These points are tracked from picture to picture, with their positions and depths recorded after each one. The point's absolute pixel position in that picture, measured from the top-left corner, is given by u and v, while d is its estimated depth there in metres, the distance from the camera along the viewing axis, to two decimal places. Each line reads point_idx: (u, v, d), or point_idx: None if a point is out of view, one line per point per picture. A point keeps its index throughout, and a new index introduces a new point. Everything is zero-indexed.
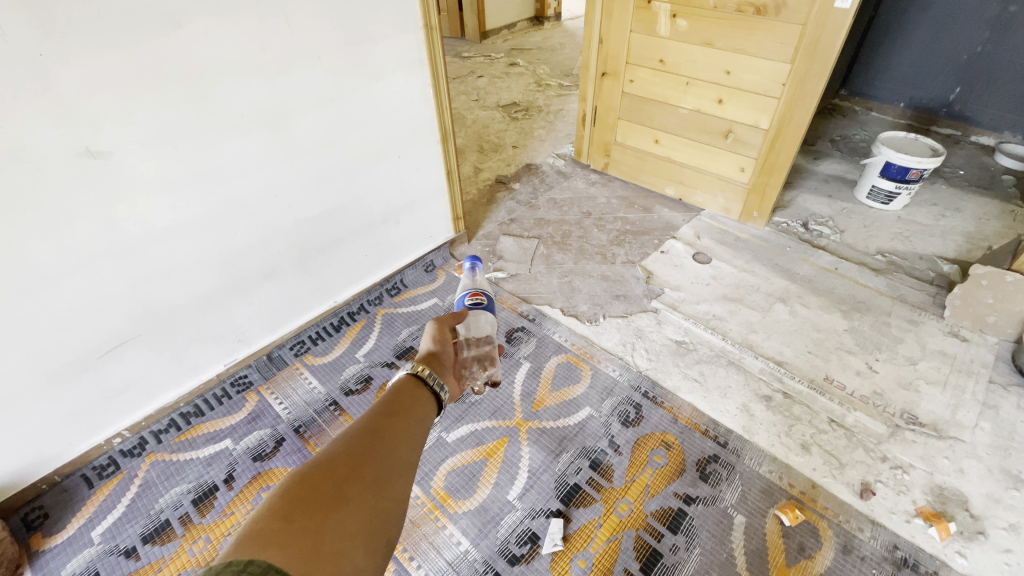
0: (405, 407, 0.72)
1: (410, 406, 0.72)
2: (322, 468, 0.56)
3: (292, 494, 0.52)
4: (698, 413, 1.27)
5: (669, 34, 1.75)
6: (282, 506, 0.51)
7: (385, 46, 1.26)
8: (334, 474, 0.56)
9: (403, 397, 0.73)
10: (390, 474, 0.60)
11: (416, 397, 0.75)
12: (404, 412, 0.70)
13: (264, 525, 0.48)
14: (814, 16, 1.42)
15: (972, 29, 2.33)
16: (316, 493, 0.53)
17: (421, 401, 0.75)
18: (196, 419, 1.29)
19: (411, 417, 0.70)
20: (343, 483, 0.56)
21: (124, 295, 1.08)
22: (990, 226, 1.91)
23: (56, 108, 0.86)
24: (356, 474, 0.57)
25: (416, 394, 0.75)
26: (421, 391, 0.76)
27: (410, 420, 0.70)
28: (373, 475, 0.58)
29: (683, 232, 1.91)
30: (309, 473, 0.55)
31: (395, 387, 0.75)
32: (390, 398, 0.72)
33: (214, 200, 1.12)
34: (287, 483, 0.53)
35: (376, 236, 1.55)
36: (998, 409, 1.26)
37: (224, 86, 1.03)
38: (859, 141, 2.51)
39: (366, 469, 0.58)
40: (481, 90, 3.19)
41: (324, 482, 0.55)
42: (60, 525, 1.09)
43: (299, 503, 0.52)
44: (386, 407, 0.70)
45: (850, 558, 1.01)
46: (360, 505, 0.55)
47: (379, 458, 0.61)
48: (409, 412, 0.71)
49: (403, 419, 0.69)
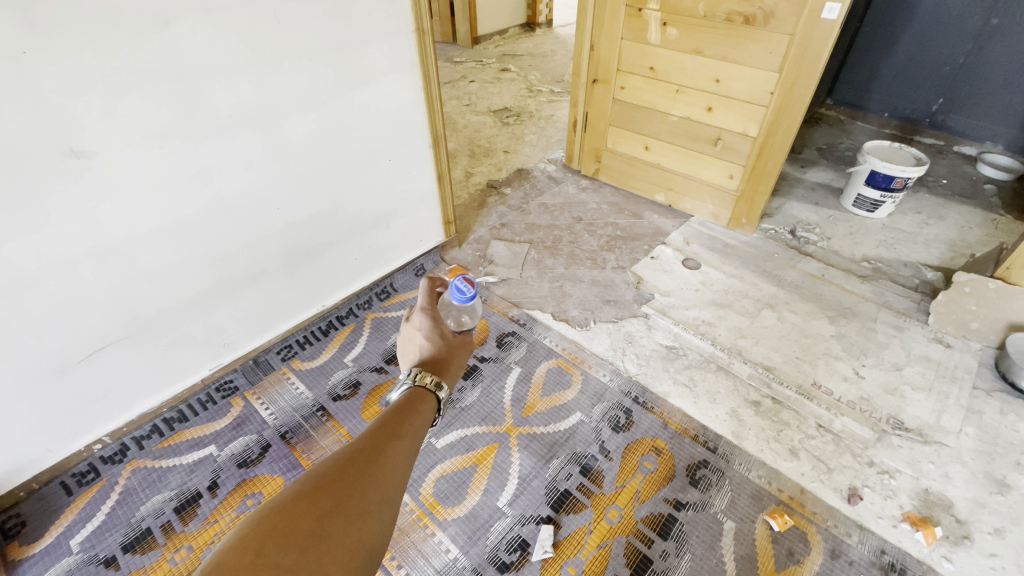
0: (407, 423, 0.69)
1: (412, 425, 0.69)
2: (306, 497, 0.55)
3: (269, 525, 0.51)
4: (688, 418, 1.28)
5: (659, 41, 1.76)
6: (257, 538, 0.49)
7: (378, 49, 1.26)
8: (317, 505, 0.54)
9: (406, 414, 0.70)
10: (377, 507, 0.58)
11: (421, 414, 0.71)
12: (404, 432, 0.67)
13: (235, 557, 0.47)
14: (801, 26, 1.44)
15: (955, 41, 2.39)
16: (295, 527, 0.52)
17: (426, 417, 0.72)
18: (179, 425, 1.26)
19: (412, 437, 0.68)
20: (325, 517, 0.54)
21: (107, 297, 1.05)
22: (973, 234, 1.95)
23: (38, 107, 0.84)
24: (341, 506, 0.55)
25: (421, 408, 0.72)
26: (428, 404, 0.73)
27: (410, 442, 0.67)
28: (358, 508, 0.56)
29: (673, 238, 1.92)
30: (291, 503, 0.54)
31: (401, 400, 0.72)
32: (391, 413, 0.69)
33: (200, 202, 1.11)
34: (267, 512, 0.52)
35: (366, 240, 1.54)
36: (982, 414, 1.28)
37: (213, 86, 1.02)
38: (845, 150, 2.56)
39: (351, 501, 0.56)
40: (473, 94, 3.20)
41: (306, 514, 0.53)
42: (37, 534, 1.06)
43: (275, 537, 0.50)
44: (386, 425, 0.67)
45: (838, 563, 1.01)
46: (340, 541, 0.53)
47: (369, 487, 0.59)
48: (410, 431, 0.68)
49: (402, 442, 0.66)
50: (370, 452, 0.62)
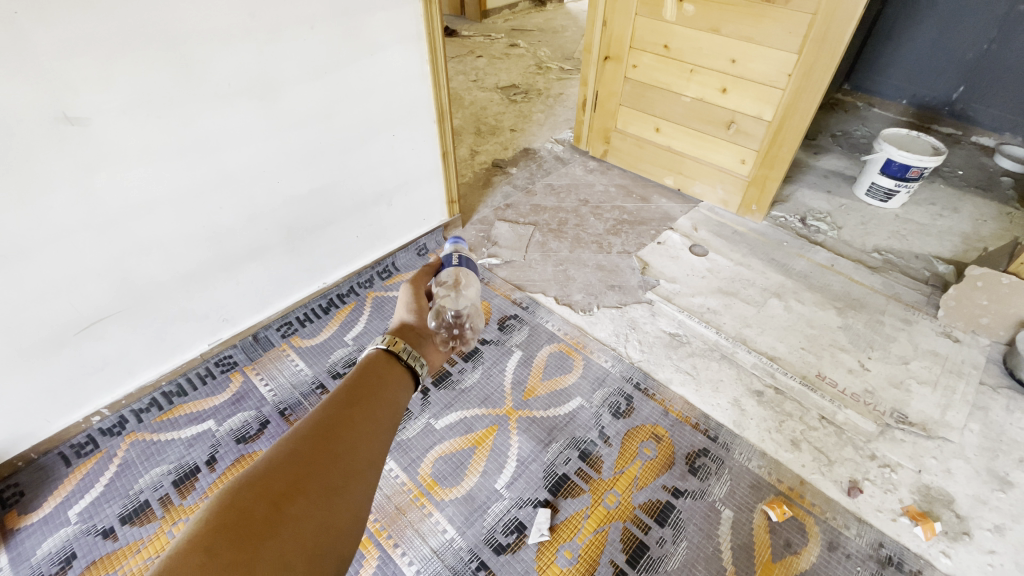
0: (370, 391, 0.67)
1: (377, 391, 0.67)
2: (257, 486, 0.51)
3: (216, 522, 0.47)
4: (689, 406, 1.26)
5: (675, 19, 1.70)
6: (205, 535, 0.45)
7: (382, 18, 1.21)
8: (271, 492, 0.51)
9: (369, 381, 0.68)
10: (342, 481, 0.55)
11: (386, 378, 0.70)
12: (366, 399, 0.65)
13: (183, 561, 0.43)
14: (824, 5, 1.38)
15: (979, 27, 2.30)
16: (249, 517, 0.48)
17: (392, 380, 0.71)
18: (178, 398, 1.26)
19: (375, 404, 0.65)
20: (281, 501, 0.50)
21: (104, 269, 1.03)
22: (987, 227, 1.91)
23: (28, 71, 0.80)
24: (299, 487, 0.52)
25: (385, 374, 0.71)
26: (394, 368, 0.73)
27: (373, 407, 0.64)
28: (320, 487, 0.53)
29: (681, 223, 1.89)
30: (241, 494, 0.50)
31: (365, 366, 0.71)
32: (353, 383, 0.67)
33: (199, 173, 1.08)
34: (211, 510, 0.48)
35: (368, 217, 1.51)
36: (987, 410, 1.27)
37: (210, 52, 0.98)
38: (860, 137, 2.49)
39: (311, 481, 0.53)
40: (480, 70, 3.12)
41: (257, 502, 0.49)
42: (36, 503, 1.06)
43: (226, 529, 0.46)
44: (345, 396, 0.64)
45: (835, 556, 1.01)
46: (303, 522, 0.50)
47: (331, 463, 0.56)
48: (375, 397, 0.66)
49: (364, 410, 0.63)
50: (327, 425, 0.59)
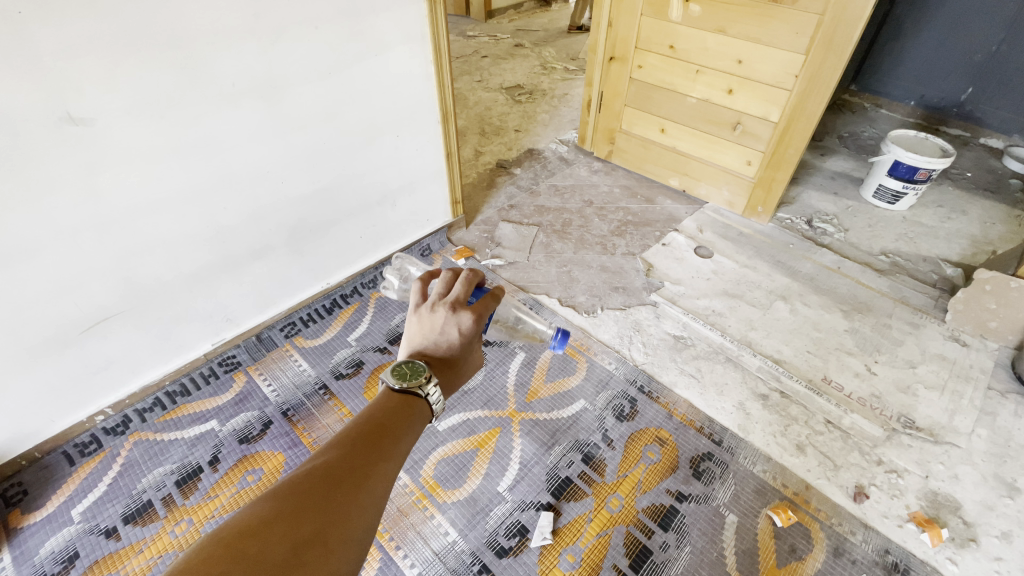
0: (402, 435, 0.63)
1: (410, 437, 0.64)
2: (283, 522, 0.49)
3: (238, 554, 0.45)
4: (694, 409, 1.26)
5: (681, 19, 1.69)
6: (222, 567, 0.43)
7: (386, 18, 1.20)
8: (293, 533, 0.48)
9: (408, 423, 0.64)
10: (361, 532, 0.52)
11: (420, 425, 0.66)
12: (400, 445, 0.62)
13: None
14: (831, 6, 1.37)
15: (988, 28, 2.28)
16: (268, 557, 0.46)
17: (420, 426, 0.66)
18: (181, 398, 1.26)
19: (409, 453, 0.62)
20: (303, 547, 0.48)
21: (108, 269, 1.04)
22: (995, 230, 1.89)
23: (33, 71, 0.80)
24: (322, 535, 0.50)
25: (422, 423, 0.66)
26: (421, 409, 0.67)
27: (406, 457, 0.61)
28: (341, 537, 0.51)
29: (685, 225, 1.88)
30: (265, 529, 0.48)
31: (399, 403, 0.65)
32: (393, 419, 0.64)
33: (203, 173, 1.08)
34: (236, 538, 0.46)
35: (372, 218, 1.51)
36: (996, 416, 1.25)
37: (216, 53, 0.98)
38: (867, 138, 2.47)
39: (334, 530, 0.51)
40: (484, 70, 3.12)
41: (279, 541, 0.47)
42: (40, 502, 1.07)
43: (245, 564, 0.44)
44: (383, 438, 0.61)
45: (841, 562, 1.00)
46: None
47: (356, 513, 0.53)
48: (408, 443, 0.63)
49: (396, 457, 0.60)
50: (359, 469, 0.56)
